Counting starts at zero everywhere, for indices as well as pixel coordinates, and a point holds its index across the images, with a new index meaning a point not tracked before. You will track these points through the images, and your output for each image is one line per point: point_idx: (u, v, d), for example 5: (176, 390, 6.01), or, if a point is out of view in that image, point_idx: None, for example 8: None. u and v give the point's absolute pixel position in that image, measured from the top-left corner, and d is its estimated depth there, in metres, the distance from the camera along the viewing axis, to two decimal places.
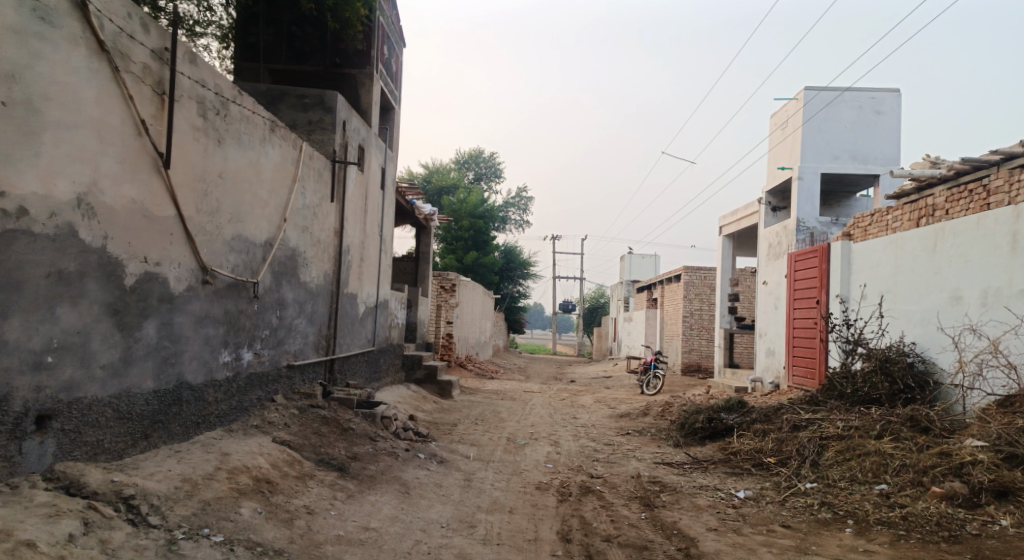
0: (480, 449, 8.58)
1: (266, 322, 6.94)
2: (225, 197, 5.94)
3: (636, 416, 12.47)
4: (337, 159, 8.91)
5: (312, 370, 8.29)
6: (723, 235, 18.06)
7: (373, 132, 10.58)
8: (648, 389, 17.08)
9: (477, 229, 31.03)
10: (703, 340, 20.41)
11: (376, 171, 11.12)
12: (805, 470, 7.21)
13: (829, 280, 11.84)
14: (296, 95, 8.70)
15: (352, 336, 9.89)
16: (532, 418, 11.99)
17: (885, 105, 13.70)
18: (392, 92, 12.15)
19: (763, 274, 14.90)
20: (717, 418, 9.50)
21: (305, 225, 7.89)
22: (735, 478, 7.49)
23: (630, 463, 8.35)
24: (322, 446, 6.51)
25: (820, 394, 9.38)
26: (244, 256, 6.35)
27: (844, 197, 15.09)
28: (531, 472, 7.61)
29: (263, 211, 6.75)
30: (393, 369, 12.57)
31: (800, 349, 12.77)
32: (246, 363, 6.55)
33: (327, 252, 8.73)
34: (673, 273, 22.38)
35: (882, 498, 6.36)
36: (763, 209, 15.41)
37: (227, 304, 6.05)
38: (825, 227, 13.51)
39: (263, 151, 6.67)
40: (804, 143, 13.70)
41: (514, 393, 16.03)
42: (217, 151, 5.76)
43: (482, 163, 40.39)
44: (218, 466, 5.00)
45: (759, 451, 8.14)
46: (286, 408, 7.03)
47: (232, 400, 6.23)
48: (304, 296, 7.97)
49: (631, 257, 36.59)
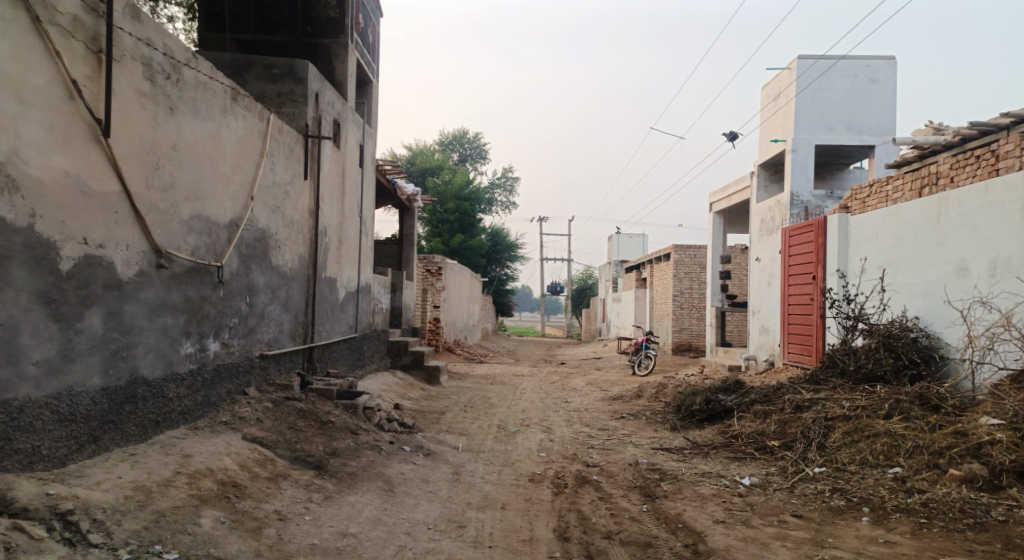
0: (470, 439, 8.12)
1: (234, 309, 6.43)
2: (181, 172, 5.44)
3: (630, 398, 12.05)
4: (310, 134, 8.35)
5: (288, 360, 7.80)
6: (713, 211, 17.60)
7: (350, 107, 10.01)
8: (639, 369, 16.67)
9: (463, 211, 30.44)
10: (694, 319, 20.04)
11: (354, 149, 10.56)
12: (812, 453, 6.79)
13: (826, 253, 11.43)
14: (263, 65, 8.11)
15: (332, 324, 9.38)
16: (523, 403, 11.55)
17: (880, 73, 13.19)
18: (368, 65, 11.57)
19: (756, 250, 14.48)
20: (715, 399, 9.08)
21: (275, 204, 7.36)
22: (738, 464, 7.07)
23: (626, 450, 7.92)
24: (297, 443, 6.03)
25: (822, 373, 8.97)
26: (207, 237, 5.85)
27: (839, 169, 14.67)
28: (523, 463, 7.16)
29: (228, 189, 6.24)
30: (378, 356, 12.07)
31: (796, 326, 12.38)
32: (212, 355, 6.05)
33: (302, 234, 8.21)
34: (663, 251, 21.93)
35: (897, 483, 5.93)
36: (755, 183, 14.94)
37: (187, 290, 5.55)
38: (819, 200, 13.06)
39: (224, 123, 6.13)
40: (798, 114, 13.24)
41: (504, 377, 15.56)
42: (169, 120, 5.25)
43: (466, 144, 39.73)
44: (176, 470, 4.52)
45: (760, 434, 7.71)
46: (259, 401, 6.55)
47: (197, 395, 5.74)
48: (277, 281, 7.45)
49: (619, 237, 36.18)
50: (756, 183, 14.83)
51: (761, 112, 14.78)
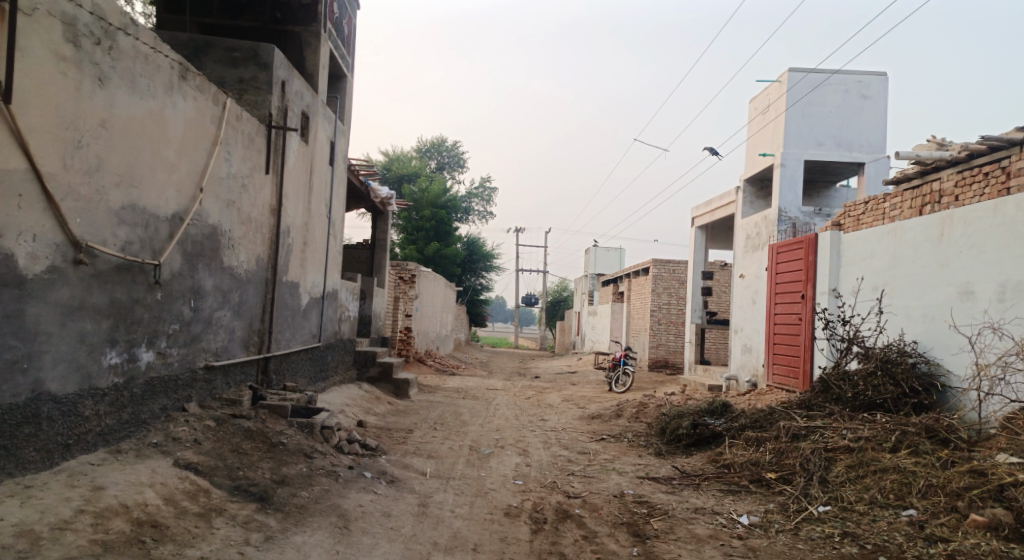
0: (439, 463, 7.38)
1: (174, 314, 5.67)
2: (112, 154, 4.69)
3: (609, 418, 11.36)
4: (274, 124, 7.59)
5: (239, 371, 7.02)
6: (695, 226, 17.02)
7: (321, 99, 9.28)
8: (617, 386, 16.01)
9: (439, 218, 29.68)
10: (672, 335, 19.45)
11: (324, 144, 9.80)
12: (815, 490, 6.09)
13: (816, 272, 10.81)
14: (224, 47, 7.36)
15: (291, 332, 8.56)
16: (496, 421, 10.81)
17: (872, 89, 12.51)
18: (343, 57, 10.87)
19: (740, 266, 13.92)
20: (703, 423, 8.40)
21: (229, 198, 6.58)
22: (733, 499, 6.34)
23: (610, 478, 7.22)
24: (240, 469, 5.27)
25: (816, 398, 8.28)
26: (142, 231, 5.08)
27: (826, 186, 14.10)
28: (497, 493, 6.42)
29: (172, 177, 5.47)
30: (343, 367, 11.26)
31: (782, 347, 11.78)
32: (146, 366, 5.29)
33: (260, 234, 7.43)
34: (642, 265, 21.35)
35: (914, 528, 5.29)
36: (740, 199, 14.33)
37: (115, 291, 4.80)
38: (808, 217, 12.36)
39: (169, 102, 5.36)
40: (787, 128, 12.48)
41: (477, 391, 14.79)
42: (99, 92, 4.53)
43: (444, 151, 39.04)
44: (79, 508, 3.84)
45: (754, 463, 7.01)
46: (198, 419, 5.76)
47: (123, 413, 4.99)
48: (229, 284, 6.67)
49: (596, 250, 35.68)
50: (742, 198, 14.21)
51: (748, 125, 14.10)
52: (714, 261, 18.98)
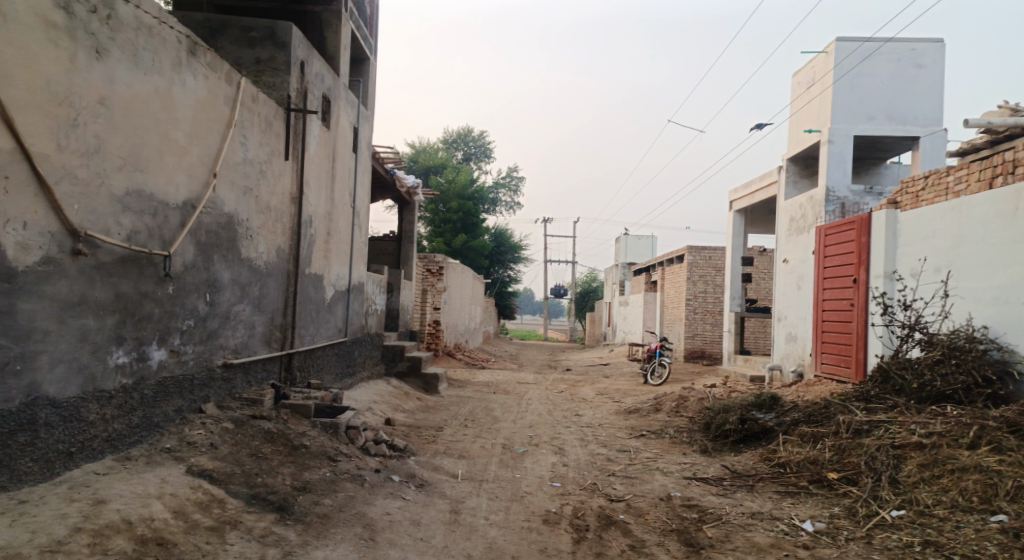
0: (471, 464, 6.95)
1: (189, 310, 5.30)
2: (114, 134, 4.36)
3: (647, 412, 10.85)
4: (293, 107, 7.19)
5: (261, 369, 6.65)
6: (732, 210, 16.37)
7: (342, 83, 8.89)
8: (652, 378, 15.47)
9: (467, 211, 29.27)
10: (708, 325, 18.84)
11: (346, 131, 9.39)
12: (886, 492, 5.56)
13: (870, 255, 10.18)
14: (239, 27, 6.98)
15: (316, 327, 8.18)
16: (530, 417, 10.37)
17: (927, 56, 11.70)
18: (365, 39, 10.46)
19: (782, 252, 13.31)
20: (751, 418, 7.88)
21: (246, 185, 6.19)
22: (793, 502, 5.83)
23: (654, 479, 6.73)
24: (258, 475, 4.90)
25: (876, 390, 7.67)
26: (150, 218, 4.73)
27: (875, 163, 13.40)
28: (534, 497, 5.98)
29: (183, 161, 5.11)
30: (371, 363, 10.88)
31: (831, 335, 11.17)
32: (158, 365, 4.94)
33: (280, 224, 7.04)
34: (675, 253, 20.73)
35: (1008, 537, 4.74)
36: (781, 180, 13.65)
37: (121, 285, 4.47)
38: (857, 196, 11.74)
39: (178, 79, 5.00)
40: (835, 102, 11.82)
41: (508, 385, 14.35)
42: (96, 66, 4.21)
43: (471, 143, 38.61)
44: (75, 526, 3.54)
45: (813, 462, 6.47)
46: (216, 421, 5.39)
47: (133, 416, 4.65)
48: (248, 277, 6.29)
49: (626, 239, 35.00)
50: (784, 179, 13.54)
51: (792, 100, 13.42)
52: (752, 248, 18.30)
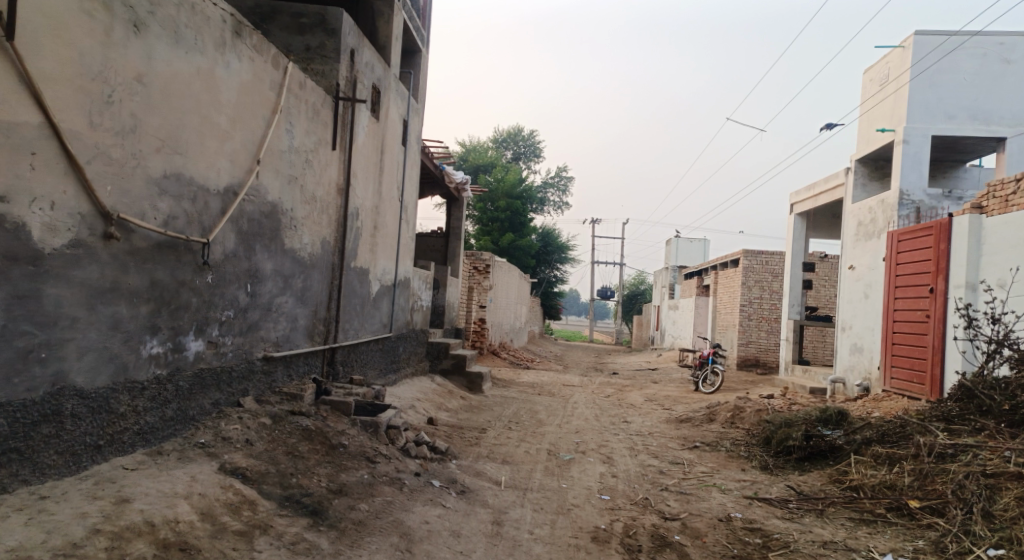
0: (515, 470, 6.63)
1: (228, 300, 5.10)
2: (151, 114, 4.18)
3: (700, 422, 10.39)
4: (341, 96, 6.97)
5: (302, 363, 6.44)
6: (793, 214, 15.72)
7: (393, 74, 8.68)
8: (704, 386, 14.95)
9: (515, 209, 29.01)
10: (762, 332, 18.21)
11: (396, 123, 9.17)
12: (980, 527, 5.09)
13: (949, 264, 9.59)
14: (289, 12, 6.79)
15: (360, 322, 7.97)
16: (576, 422, 10.02)
17: (1016, 51, 10.85)
18: (417, 30, 10.25)
19: (848, 259, 12.69)
20: (818, 434, 7.43)
21: (291, 173, 5.98)
22: (870, 532, 5.46)
23: (712, 496, 6.34)
24: (293, 476, 4.66)
25: (957, 410, 7.10)
26: (188, 204, 4.56)
27: (953, 167, 12.70)
28: (582, 510, 5.64)
29: (225, 146, 4.91)
30: (415, 360, 10.66)
31: (902, 348, 10.56)
32: (194, 357, 4.74)
33: (326, 215, 6.82)
34: (730, 257, 20.11)
35: None
36: (849, 182, 13.01)
37: (156, 272, 4.30)
38: (934, 200, 11.05)
39: (220, 60, 4.80)
40: (912, 100, 11.18)
41: (554, 387, 14.00)
42: (134, 41, 4.03)
43: (520, 141, 38.34)
44: (95, 528, 3.37)
45: (891, 487, 6.08)
46: (253, 415, 5.17)
47: (167, 409, 4.46)
48: (291, 268, 6.08)
49: (677, 241, 34.29)
50: (851, 182, 12.90)
51: (864, 99, 12.79)
52: (811, 253, 17.59)
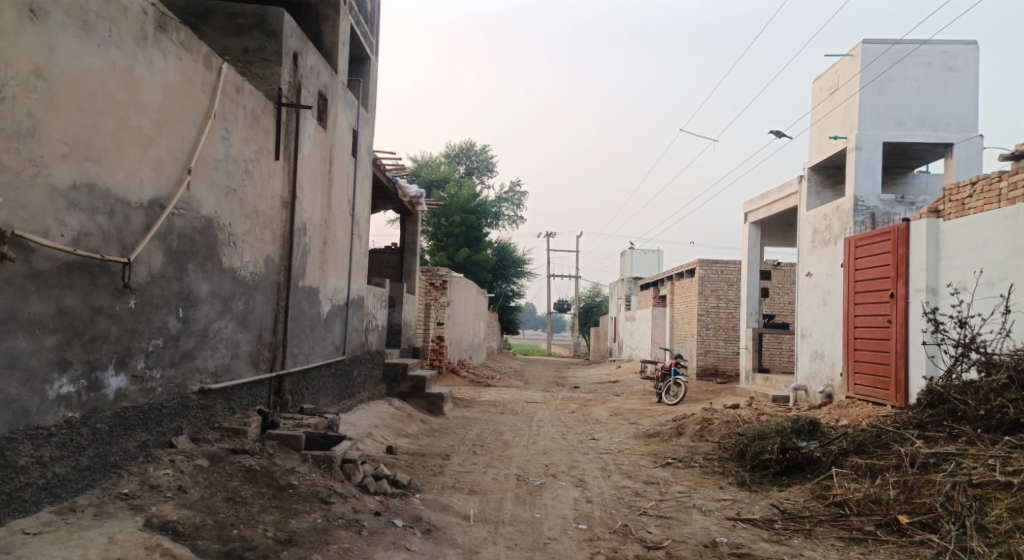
0: (484, 501, 6.11)
1: (157, 327, 4.51)
2: (56, 116, 3.68)
3: (669, 436, 10.00)
4: (284, 101, 6.40)
5: (246, 393, 5.85)
6: (748, 222, 15.56)
7: (341, 81, 8.16)
8: (667, 397, 14.63)
9: (469, 224, 28.53)
10: (721, 341, 18.01)
11: (345, 134, 8.62)
12: (977, 543, 4.74)
13: (909, 267, 9.41)
14: (225, 13, 6.22)
15: (309, 346, 7.36)
16: (542, 442, 9.54)
17: (959, 60, 10.84)
18: (365, 37, 9.75)
19: (806, 265, 12.52)
20: (793, 446, 7.07)
21: (228, 185, 5.40)
22: (862, 553, 5.07)
23: (693, 519, 5.91)
24: (234, 526, 4.08)
25: (928, 416, 6.80)
26: (105, 220, 4.01)
27: (903, 172, 12.62)
28: (559, 544, 5.14)
29: (150, 154, 4.34)
30: (370, 383, 10.06)
31: (865, 353, 10.33)
32: (116, 395, 4.15)
33: (268, 231, 6.23)
34: (686, 267, 19.94)
35: None
36: (803, 189, 12.86)
37: (65, 298, 3.78)
38: (887, 207, 10.90)
39: (142, 57, 4.24)
40: (863, 106, 11.01)
41: (516, 405, 13.50)
42: (31, 29, 3.54)
43: (473, 156, 37.96)
44: None
45: (877, 501, 5.72)
46: (188, 458, 4.56)
47: (81, 457, 3.88)
48: (230, 289, 5.49)
49: (632, 253, 34.20)
50: (807, 187, 12.75)
51: (814, 105, 12.68)
52: (767, 260, 17.49)
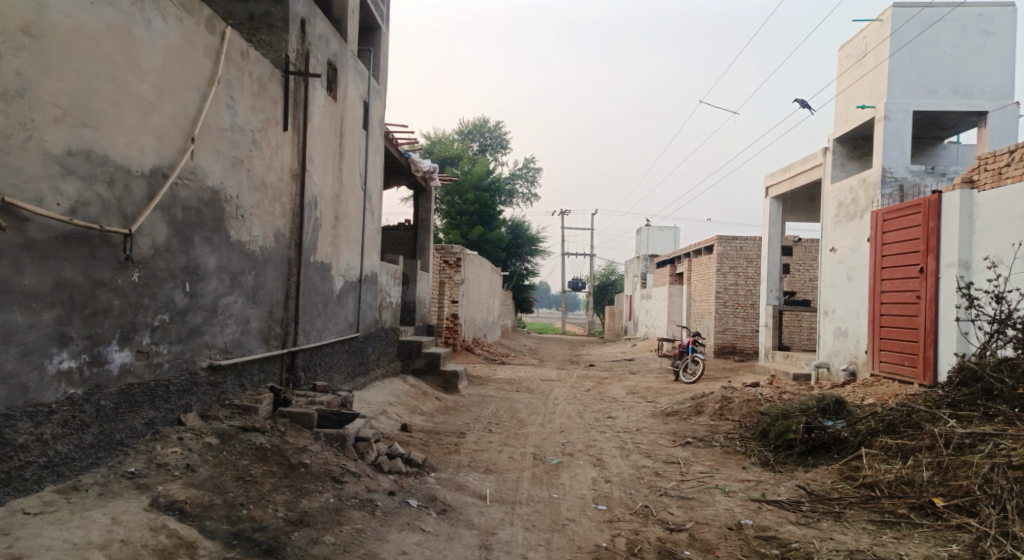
0: (500, 481, 5.96)
1: (163, 301, 4.35)
2: (48, 75, 3.52)
3: (689, 416, 9.80)
4: (293, 69, 6.18)
5: (257, 370, 5.70)
6: (769, 197, 15.22)
7: (351, 50, 7.93)
8: (685, 375, 14.41)
9: (484, 202, 28.28)
10: (739, 319, 17.73)
11: (356, 105, 8.40)
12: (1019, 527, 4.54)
13: (939, 241, 9.11)
14: None
15: (322, 322, 7.20)
16: (559, 420, 9.38)
17: (995, 23, 10.38)
18: (376, 5, 9.50)
19: (830, 240, 12.21)
20: (820, 426, 6.86)
21: (235, 155, 5.22)
22: (896, 537, 4.88)
23: (716, 501, 5.73)
24: (243, 506, 3.93)
25: (962, 395, 6.55)
26: (105, 188, 3.85)
27: (932, 143, 12.26)
28: (578, 526, 4.98)
29: (151, 120, 4.16)
30: (385, 361, 9.92)
31: (892, 330, 10.06)
32: (121, 370, 4.00)
33: (278, 204, 6.05)
34: (704, 244, 19.62)
35: None
36: (828, 162, 12.52)
37: (63, 270, 3.63)
38: (917, 177, 10.51)
39: (140, 17, 4.05)
40: (892, 75, 10.66)
41: (531, 383, 13.35)
42: None
43: (487, 133, 37.62)
44: None
45: (910, 483, 5.52)
46: (197, 436, 4.42)
47: (85, 435, 3.75)
48: (239, 263, 5.32)
49: (648, 230, 33.83)
50: (831, 160, 12.40)
51: (840, 74, 12.30)
52: (787, 237, 17.15)
